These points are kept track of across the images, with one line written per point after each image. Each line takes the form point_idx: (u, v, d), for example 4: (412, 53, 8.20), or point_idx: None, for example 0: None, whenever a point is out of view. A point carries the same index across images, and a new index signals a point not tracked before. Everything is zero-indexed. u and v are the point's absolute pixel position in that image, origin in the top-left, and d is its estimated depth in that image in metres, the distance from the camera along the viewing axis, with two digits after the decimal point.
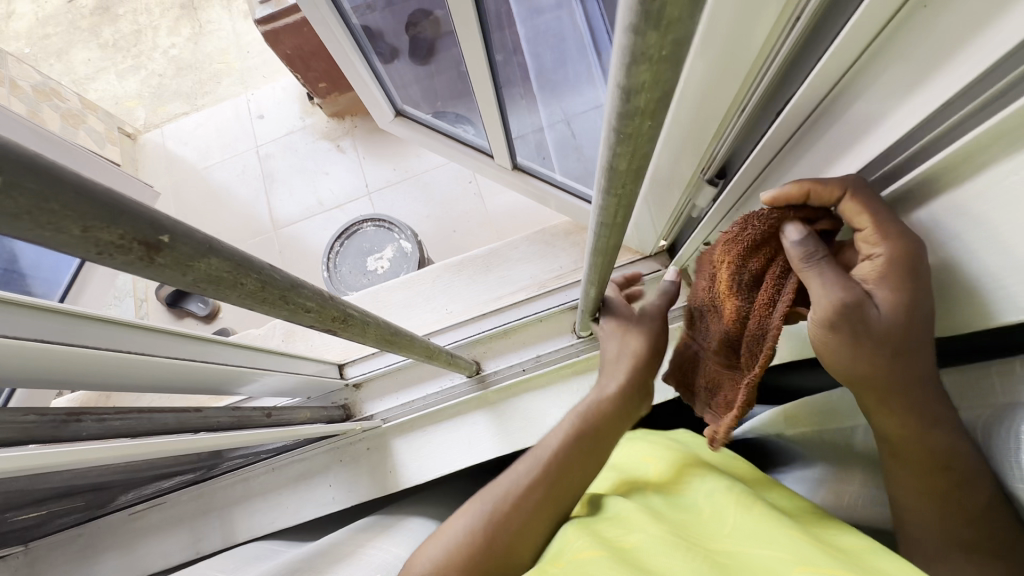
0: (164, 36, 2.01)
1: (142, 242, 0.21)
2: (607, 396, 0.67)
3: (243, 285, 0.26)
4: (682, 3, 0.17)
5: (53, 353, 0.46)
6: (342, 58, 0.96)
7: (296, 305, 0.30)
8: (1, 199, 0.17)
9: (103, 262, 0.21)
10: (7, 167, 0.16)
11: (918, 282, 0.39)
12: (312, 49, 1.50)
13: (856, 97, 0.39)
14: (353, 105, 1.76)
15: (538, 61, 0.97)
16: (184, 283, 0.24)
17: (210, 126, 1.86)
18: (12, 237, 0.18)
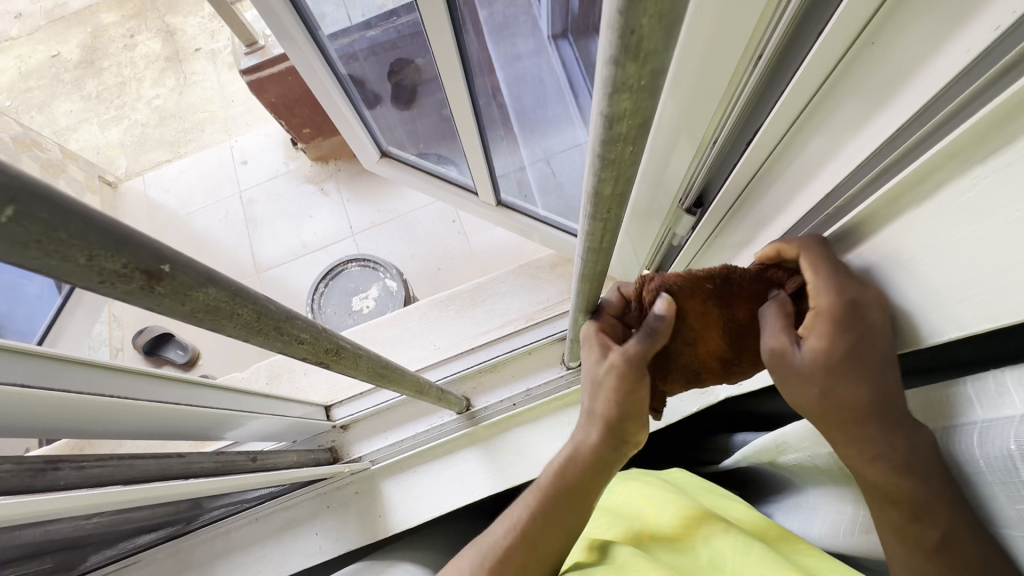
0: (148, 87, 2.04)
1: (144, 272, 0.21)
2: (574, 459, 0.56)
3: (239, 316, 0.26)
4: (658, 36, 0.18)
5: (32, 399, 0.44)
6: (329, 103, 0.99)
7: (290, 336, 0.30)
8: (15, 228, 0.17)
9: (104, 292, 0.21)
10: (19, 198, 0.17)
11: (850, 326, 0.40)
12: (297, 96, 1.55)
13: (813, 130, 0.41)
14: (336, 150, 1.79)
15: (519, 102, 1.02)
16: (180, 314, 0.24)
17: (193, 172, 1.87)
18: (19, 266, 0.19)
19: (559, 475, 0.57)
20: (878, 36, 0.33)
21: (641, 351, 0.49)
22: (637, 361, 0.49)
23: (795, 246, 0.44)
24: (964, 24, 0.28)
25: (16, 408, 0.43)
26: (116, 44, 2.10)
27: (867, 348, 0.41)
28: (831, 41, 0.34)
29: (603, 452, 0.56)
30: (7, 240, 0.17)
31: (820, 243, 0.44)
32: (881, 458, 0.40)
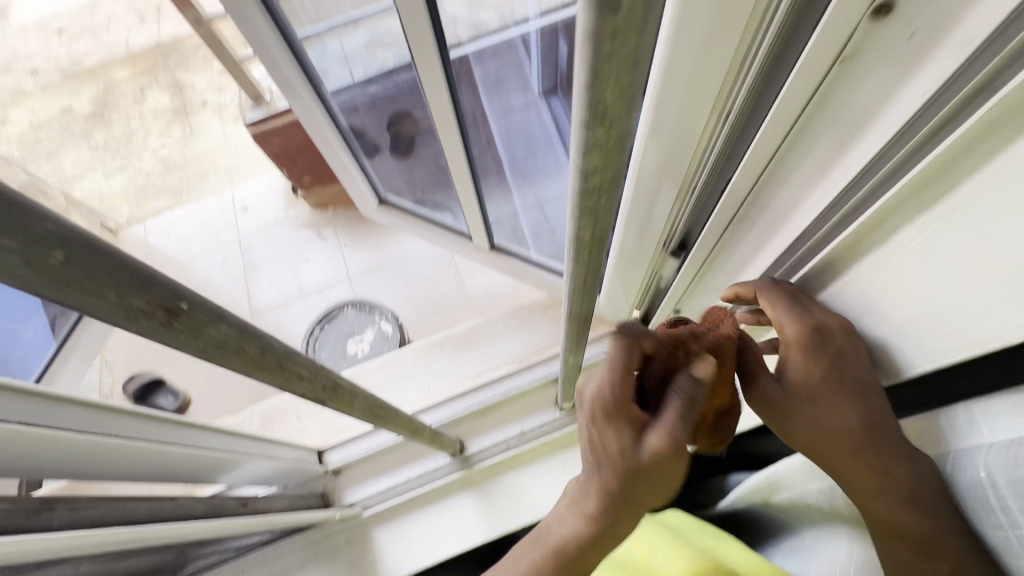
0: (155, 138, 2.11)
1: (164, 309, 0.23)
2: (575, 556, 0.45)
3: (246, 351, 0.28)
4: (620, 106, 0.21)
5: (35, 441, 0.45)
6: (330, 153, 1.04)
7: (291, 373, 0.32)
8: (61, 270, 0.19)
9: (126, 327, 0.23)
10: (67, 242, 0.19)
11: (821, 356, 0.43)
12: (299, 146, 1.61)
13: (778, 184, 0.44)
14: (334, 197, 1.84)
15: (511, 152, 1.07)
16: (191, 348, 0.26)
17: (194, 219, 1.91)
18: (54, 303, 0.20)
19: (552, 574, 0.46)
20: (829, 96, 0.35)
21: (678, 433, 0.39)
22: (681, 443, 0.39)
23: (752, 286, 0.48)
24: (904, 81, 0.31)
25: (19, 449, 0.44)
26: (127, 98, 2.19)
27: (841, 373, 0.44)
28: (786, 106, 0.36)
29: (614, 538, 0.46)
30: (51, 280, 0.19)
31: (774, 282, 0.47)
32: (885, 489, 0.43)
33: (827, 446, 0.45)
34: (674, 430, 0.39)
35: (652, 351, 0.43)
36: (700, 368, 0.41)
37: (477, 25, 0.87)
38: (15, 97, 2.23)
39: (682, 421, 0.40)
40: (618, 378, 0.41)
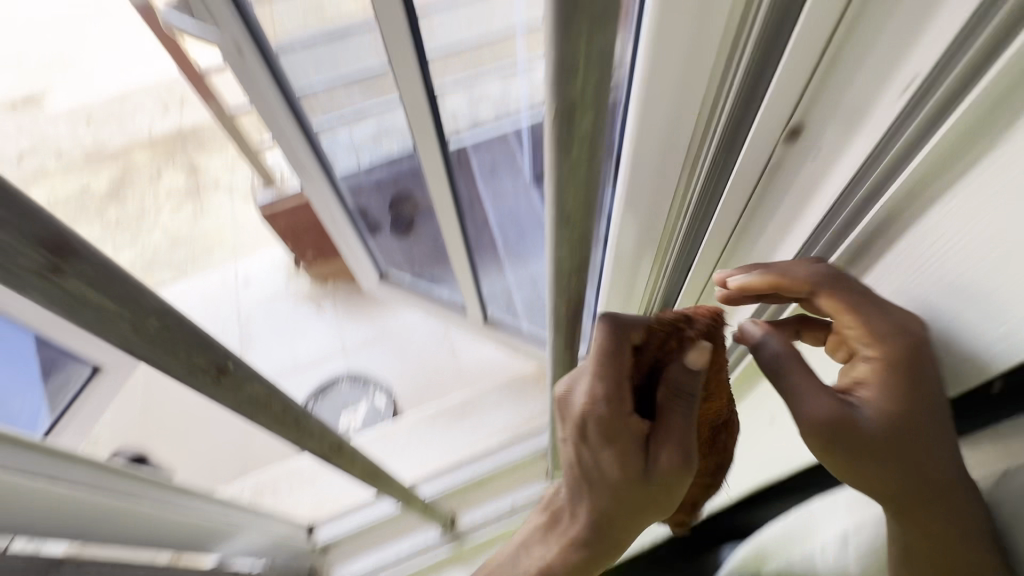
0: (167, 216, 2.23)
1: (217, 368, 0.29)
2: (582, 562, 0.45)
3: (271, 409, 0.33)
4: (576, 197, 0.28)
5: (63, 503, 0.48)
6: (336, 231, 1.14)
7: (305, 432, 0.37)
8: (157, 335, 0.25)
9: (188, 382, 0.29)
10: (165, 314, 0.26)
11: (922, 392, 0.37)
12: (305, 225, 1.71)
13: (753, 231, 0.44)
14: (336, 271, 1.88)
15: (504, 235, 1.14)
16: (235, 407, 0.32)
17: (197, 293, 1.97)
18: (142, 360, 0.27)
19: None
20: None
21: (686, 444, 0.38)
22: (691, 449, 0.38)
23: (805, 279, 0.39)
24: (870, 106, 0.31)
25: (50, 511, 0.47)
26: (143, 176, 2.32)
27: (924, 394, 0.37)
28: None
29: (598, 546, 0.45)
30: (149, 342, 0.26)
31: (837, 276, 0.38)
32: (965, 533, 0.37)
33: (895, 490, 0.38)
34: (685, 441, 0.38)
35: (640, 344, 0.39)
36: (695, 356, 0.37)
37: (476, 120, 0.98)
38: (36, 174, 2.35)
39: (689, 429, 0.38)
40: (612, 388, 0.38)
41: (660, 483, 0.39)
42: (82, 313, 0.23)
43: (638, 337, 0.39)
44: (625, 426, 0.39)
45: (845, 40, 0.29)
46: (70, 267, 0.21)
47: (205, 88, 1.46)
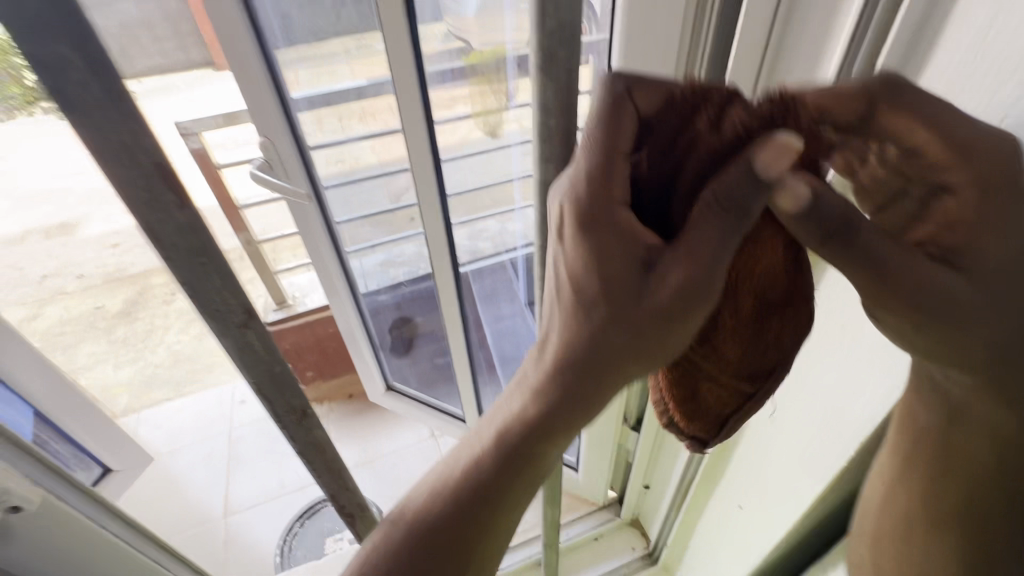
0: (173, 334, 2.29)
1: (302, 413, 0.44)
2: (558, 411, 0.41)
3: (325, 453, 0.48)
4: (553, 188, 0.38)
5: None
6: (353, 347, 1.23)
7: (341, 482, 0.51)
8: (279, 384, 0.41)
9: (282, 423, 0.44)
10: (287, 373, 0.41)
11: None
12: (310, 343, 1.82)
13: None
14: (331, 391, 1.95)
15: (500, 352, 1.28)
16: (301, 445, 0.46)
17: (190, 410, 1.95)
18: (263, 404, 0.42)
19: (536, 433, 0.42)
20: None
21: (705, 252, 0.32)
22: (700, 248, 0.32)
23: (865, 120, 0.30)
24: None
25: None
26: (157, 299, 2.42)
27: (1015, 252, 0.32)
28: None
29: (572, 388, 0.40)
30: (274, 390, 0.41)
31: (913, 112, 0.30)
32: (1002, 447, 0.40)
33: (966, 343, 0.35)
34: (695, 247, 0.33)
35: (653, 117, 0.33)
36: (766, 162, 0.29)
37: (475, 251, 1.13)
38: (54, 294, 2.45)
39: (708, 236, 0.32)
40: (602, 163, 0.34)
41: (661, 299, 0.35)
42: (246, 359, 0.38)
43: (655, 114, 0.34)
44: (627, 221, 0.35)
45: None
46: (255, 327, 0.37)
47: (240, 221, 1.60)
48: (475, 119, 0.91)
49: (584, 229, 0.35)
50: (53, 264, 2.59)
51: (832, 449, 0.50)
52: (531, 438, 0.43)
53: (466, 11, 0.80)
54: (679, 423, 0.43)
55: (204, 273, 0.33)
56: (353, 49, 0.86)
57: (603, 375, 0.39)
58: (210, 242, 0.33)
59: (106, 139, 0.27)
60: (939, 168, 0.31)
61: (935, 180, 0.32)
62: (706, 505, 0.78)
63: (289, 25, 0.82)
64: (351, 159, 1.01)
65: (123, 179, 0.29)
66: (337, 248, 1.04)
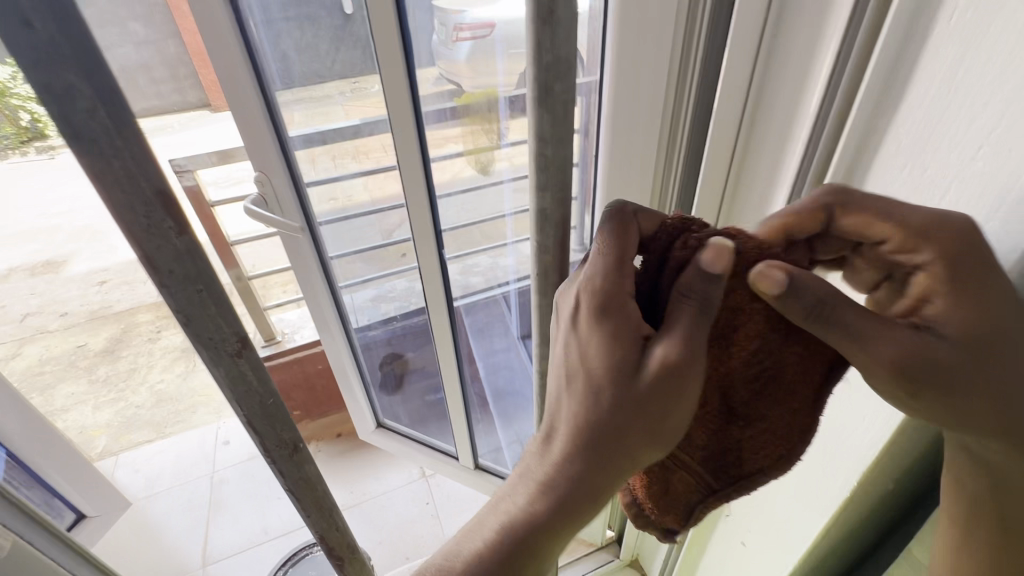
0: (156, 373, 2.23)
1: (294, 446, 0.43)
2: (562, 503, 0.41)
3: (316, 489, 0.46)
4: (553, 208, 0.37)
5: None
6: (344, 383, 1.21)
7: (331, 521, 0.49)
8: (273, 413, 0.40)
9: (273, 456, 0.42)
10: (280, 401, 0.40)
11: (994, 286, 0.34)
12: (298, 381, 1.78)
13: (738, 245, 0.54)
14: (319, 431, 1.90)
15: (493, 385, 1.28)
16: (291, 481, 0.44)
17: (171, 452, 1.88)
18: (255, 435, 0.40)
19: (536, 523, 0.41)
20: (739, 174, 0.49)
21: (689, 348, 0.36)
22: (687, 345, 0.36)
23: (812, 210, 0.38)
24: (769, 201, 0.48)
25: None
26: (141, 337, 2.37)
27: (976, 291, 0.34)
28: (707, 192, 0.51)
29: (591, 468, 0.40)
30: (268, 421, 0.40)
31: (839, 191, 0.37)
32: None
33: (967, 411, 0.36)
34: (685, 340, 0.36)
35: (651, 235, 0.39)
36: (715, 262, 0.35)
37: (467, 286, 1.11)
38: (34, 332, 2.39)
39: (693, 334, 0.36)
40: (614, 267, 0.38)
41: (655, 394, 0.37)
42: (239, 388, 0.37)
43: (652, 233, 0.39)
44: (623, 315, 0.38)
45: (750, 136, 0.46)
46: (249, 355, 0.37)
47: (231, 257, 1.59)
48: (466, 157, 0.92)
49: (594, 322, 0.38)
50: (35, 302, 2.53)
51: (837, 478, 0.49)
52: (533, 529, 0.41)
53: (458, 57, 0.81)
54: (660, 518, 0.44)
55: (199, 300, 0.33)
56: (349, 91, 0.88)
57: (605, 466, 0.40)
58: (206, 267, 0.33)
59: (100, 165, 0.27)
60: (907, 251, 0.36)
61: (912, 262, 0.36)
62: (707, 541, 0.76)
63: (288, 66, 0.83)
64: (343, 197, 1.02)
65: (109, 198, 0.28)
66: (329, 282, 1.04)
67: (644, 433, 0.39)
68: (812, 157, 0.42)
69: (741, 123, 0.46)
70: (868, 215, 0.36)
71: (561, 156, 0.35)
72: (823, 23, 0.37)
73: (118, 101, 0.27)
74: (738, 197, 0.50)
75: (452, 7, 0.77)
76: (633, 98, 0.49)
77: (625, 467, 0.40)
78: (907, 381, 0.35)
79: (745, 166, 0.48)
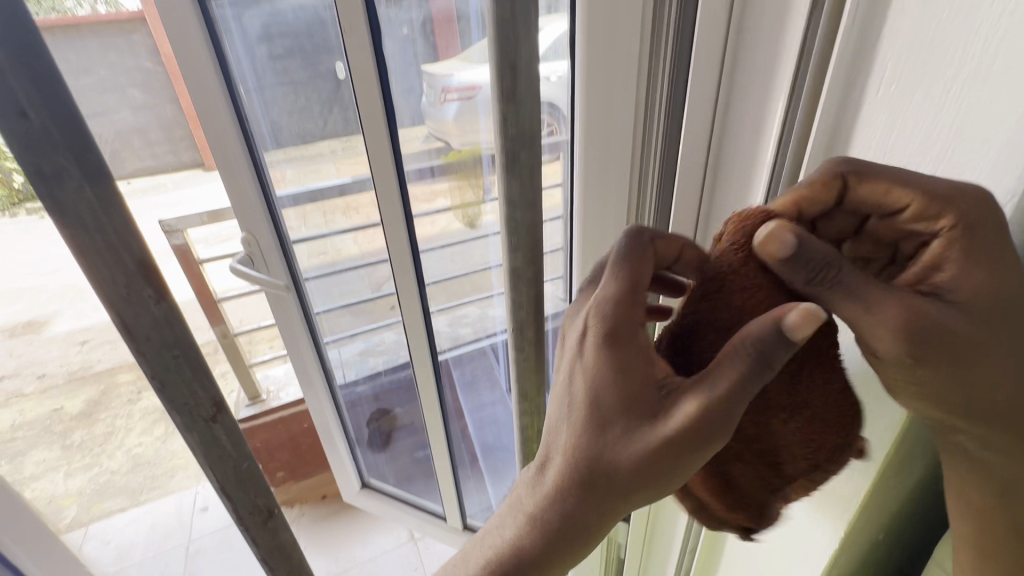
0: (134, 436, 2.14)
1: (268, 513, 0.41)
2: (549, 544, 0.41)
3: (291, 557, 0.44)
4: (526, 264, 0.38)
5: None
6: (328, 442, 1.18)
7: None
8: (248, 479, 0.39)
9: (246, 524, 0.41)
10: (255, 465, 0.39)
11: (1003, 248, 0.35)
12: (280, 441, 1.73)
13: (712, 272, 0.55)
14: (304, 493, 1.83)
15: (483, 440, 1.25)
16: (265, 549, 0.43)
17: (145, 521, 1.78)
18: (227, 502, 0.39)
19: (529, 564, 0.42)
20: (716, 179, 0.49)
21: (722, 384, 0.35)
22: (723, 387, 0.35)
23: (825, 183, 0.36)
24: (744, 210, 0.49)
25: None
26: (121, 398, 2.26)
27: (983, 254, 0.35)
28: (684, 199, 0.51)
29: (594, 488, 0.40)
30: (241, 489, 0.39)
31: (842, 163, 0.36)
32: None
33: (970, 379, 0.37)
34: (712, 382, 0.35)
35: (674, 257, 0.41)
36: (797, 326, 0.33)
37: (455, 338, 1.12)
38: (9, 397, 2.31)
39: (727, 380, 0.35)
40: (630, 292, 0.40)
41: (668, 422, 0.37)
42: (211, 453, 0.37)
43: (671, 255, 0.41)
44: (630, 339, 0.39)
45: (722, 139, 0.47)
46: (223, 420, 0.36)
47: (217, 314, 1.58)
48: (454, 211, 0.96)
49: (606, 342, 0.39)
50: (13, 365, 2.47)
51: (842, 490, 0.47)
52: (523, 568, 0.42)
53: (447, 116, 0.84)
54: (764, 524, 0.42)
55: (175, 366, 0.33)
56: (340, 150, 0.89)
57: (595, 510, 0.40)
58: (183, 333, 0.33)
59: (73, 229, 0.28)
60: (926, 219, 0.36)
61: (929, 228, 0.36)
62: None
63: (277, 128, 0.85)
64: (333, 251, 1.02)
65: (88, 270, 0.29)
66: (314, 338, 1.03)
67: (649, 458, 0.37)
68: (784, 151, 0.43)
69: (711, 143, 0.48)
70: (884, 181, 0.35)
71: (532, 212, 0.36)
72: (776, 55, 0.40)
73: (95, 166, 0.28)
74: (715, 203, 0.51)
75: (439, 71, 0.79)
76: (608, 109, 0.50)
77: (627, 493, 0.39)
78: (915, 358, 0.35)
79: (717, 186, 0.50)
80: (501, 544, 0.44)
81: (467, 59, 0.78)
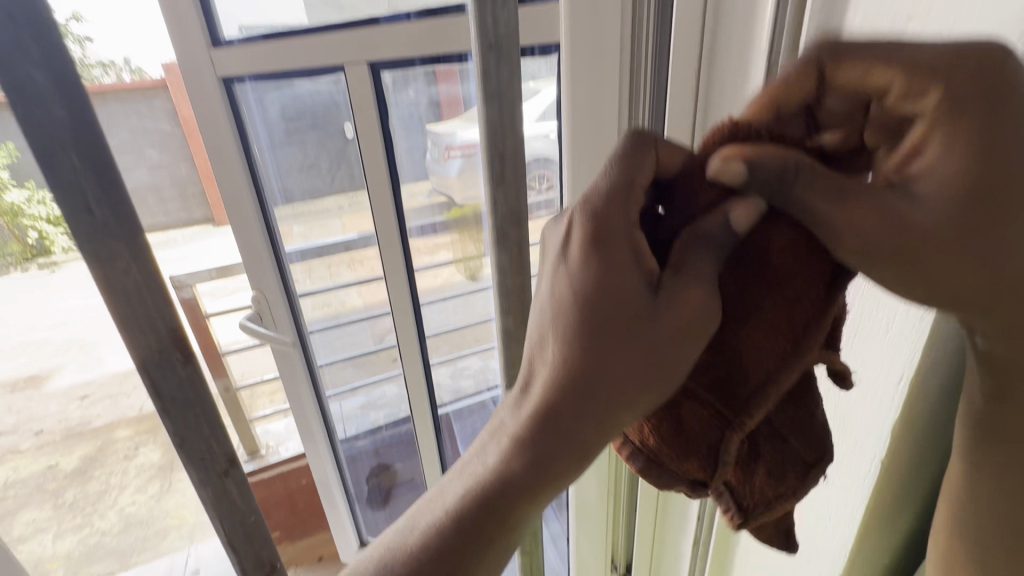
0: (128, 494, 2.10)
1: (273, 568, 0.42)
2: (532, 465, 0.38)
3: None
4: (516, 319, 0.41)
5: None
6: (327, 497, 1.18)
7: None
8: (254, 534, 0.40)
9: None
10: (261, 520, 0.40)
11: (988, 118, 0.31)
12: (278, 499, 1.70)
13: None
14: (300, 555, 1.77)
15: None
16: None
17: None
18: (232, 558, 0.40)
19: (500, 500, 0.38)
20: None
21: (704, 274, 0.35)
22: (703, 278, 0.35)
23: (796, 84, 0.34)
24: None
25: None
26: (118, 455, 2.21)
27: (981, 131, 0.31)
28: None
29: (578, 393, 0.37)
30: (247, 543, 0.40)
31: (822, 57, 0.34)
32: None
33: (944, 281, 0.33)
34: (694, 272, 0.36)
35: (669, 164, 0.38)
36: (738, 215, 0.35)
37: (456, 391, 1.13)
38: (4, 454, 2.28)
39: (703, 275, 0.35)
40: (620, 190, 0.37)
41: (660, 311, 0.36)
42: (222, 508, 0.38)
43: (671, 166, 0.38)
44: (619, 235, 0.37)
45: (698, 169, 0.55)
46: (235, 475, 0.38)
47: (221, 367, 1.60)
48: (456, 264, 0.98)
49: (593, 239, 0.37)
50: (11, 420, 2.45)
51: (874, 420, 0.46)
52: (490, 505, 0.38)
53: (449, 172, 0.88)
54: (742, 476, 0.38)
55: (193, 424, 0.35)
56: (347, 206, 0.92)
57: (578, 432, 0.38)
58: (200, 393, 0.35)
59: (113, 292, 0.31)
60: (913, 96, 0.31)
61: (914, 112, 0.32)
62: None
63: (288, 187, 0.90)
64: (336, 303, 1.02)
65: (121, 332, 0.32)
66: (316, 390, 1.06)
67: (630, 355, 0.37)
68: None
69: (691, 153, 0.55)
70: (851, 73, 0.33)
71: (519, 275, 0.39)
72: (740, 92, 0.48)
73: (139, 238, 0.31)
74: None
75: (442, 130, 0.84)
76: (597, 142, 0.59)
77: (613, 397, 0.37)
78: (884, 251, 0.32)
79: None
80: (480, 474, 0.40)
81: (470, 119, 0.84)
